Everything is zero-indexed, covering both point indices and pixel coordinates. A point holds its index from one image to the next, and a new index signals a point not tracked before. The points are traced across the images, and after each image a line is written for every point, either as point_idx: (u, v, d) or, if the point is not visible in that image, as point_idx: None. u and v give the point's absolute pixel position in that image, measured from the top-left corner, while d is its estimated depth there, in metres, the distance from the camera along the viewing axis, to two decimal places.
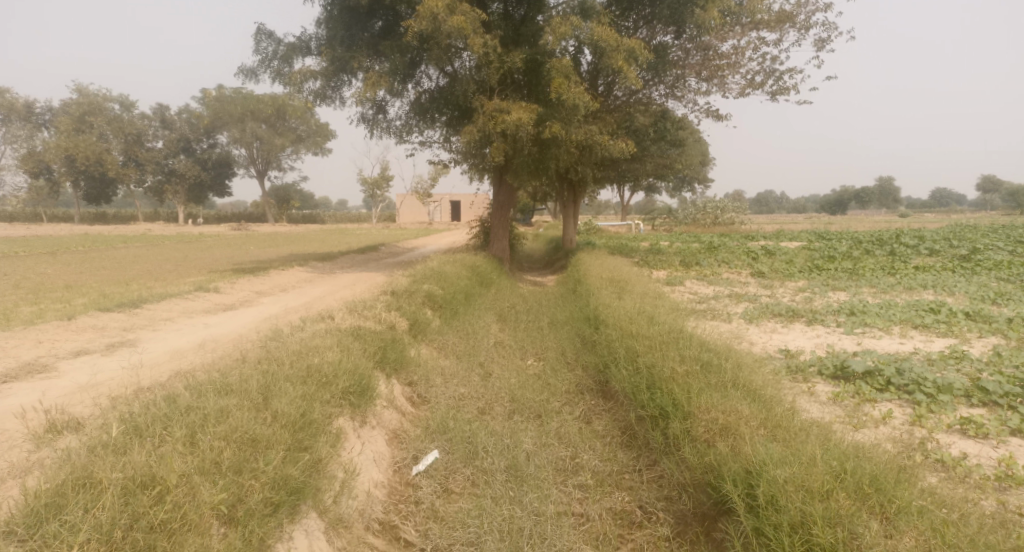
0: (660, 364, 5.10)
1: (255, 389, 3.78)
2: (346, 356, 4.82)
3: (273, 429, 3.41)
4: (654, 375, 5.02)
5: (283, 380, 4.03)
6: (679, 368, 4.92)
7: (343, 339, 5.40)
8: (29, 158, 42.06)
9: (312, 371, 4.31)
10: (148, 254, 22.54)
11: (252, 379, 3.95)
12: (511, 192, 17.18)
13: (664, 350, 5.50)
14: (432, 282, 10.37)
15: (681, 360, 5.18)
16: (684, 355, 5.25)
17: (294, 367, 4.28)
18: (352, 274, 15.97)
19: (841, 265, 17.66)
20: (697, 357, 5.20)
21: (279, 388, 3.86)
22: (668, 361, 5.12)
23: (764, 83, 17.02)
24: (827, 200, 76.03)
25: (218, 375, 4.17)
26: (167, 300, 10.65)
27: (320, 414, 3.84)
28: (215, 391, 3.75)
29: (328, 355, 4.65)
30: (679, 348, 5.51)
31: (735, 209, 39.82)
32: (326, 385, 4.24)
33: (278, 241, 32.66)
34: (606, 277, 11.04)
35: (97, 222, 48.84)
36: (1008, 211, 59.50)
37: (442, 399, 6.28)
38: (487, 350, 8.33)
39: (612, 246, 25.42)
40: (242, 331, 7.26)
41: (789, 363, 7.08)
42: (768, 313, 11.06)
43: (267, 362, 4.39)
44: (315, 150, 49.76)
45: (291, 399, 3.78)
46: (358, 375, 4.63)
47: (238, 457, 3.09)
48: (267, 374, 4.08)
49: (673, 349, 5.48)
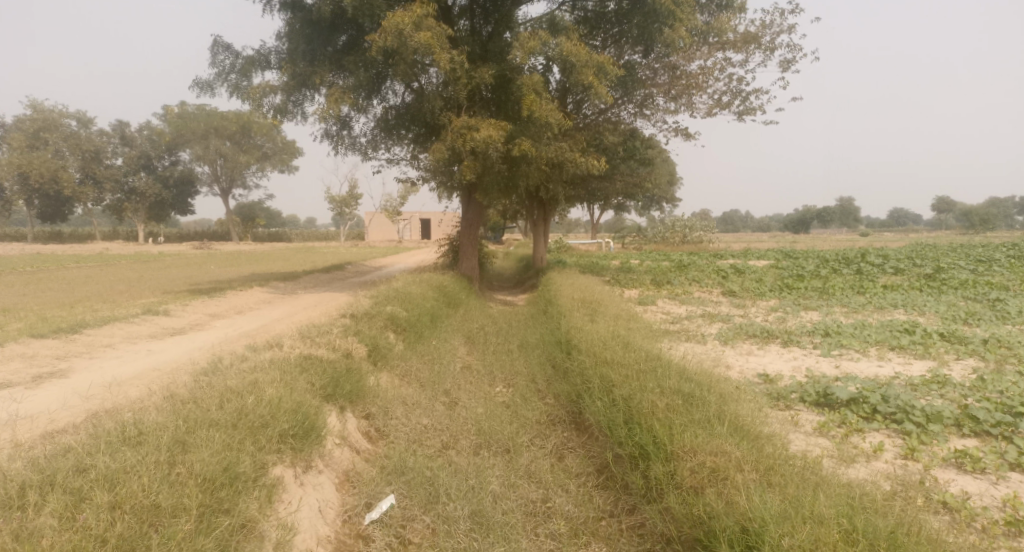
0: (639, 397, 4.71)
1: (170, 437, 3.24)
2: (288, 391, 4.27)
3: (184, 490, 2.87)
4: (633, 408, 4.63)
5: (207, 426, 3.47)
6: (660, 401, 4.53)
7: (288, 372, 4.84)
8: None
9: (245, 411, 3.76)
10: (98, 274, 21.26)
11: (168, 425, 3.39)
12: (481, 210, 16.79)
13: (642, 380, 5.12)
14: (396, 304, 9.81)
15: (661, 390, 4.81)
16: (665, 386, 4.88)
17: (223, 408, 3.73)
18: (316, 295, 15.24)
19: (810, 283, 17.74)
20: (677, 387, 4.84)
21: (198, 437, 3.31)
22: (648, 393, 4.74)
23: (731, 103, 17.17)
24: (791, 219, 77.94)
25: (131, 418, 3.58)
26: (109, 325, 9.80)
27: (250, 465, 3.29)
28: (122, 442, 3.19)
29: (266, 390, 4.10)
30: (658, 378, 5.13)
31: (703, 228, 40.30)
32: (260, 428, 3.69)
33: (242, 260, 31.47)
34: (578, 298, 10.67)
35: (51, 242, 46.69)
36: (961, 230, 61.96)
37: (401, 434, 5.74)
38: (454, 376, 7.81)
39: (583, 265, 25.20)
40: (184, 360, 6.58)
41: (769, 390, 6.80)
42: (743, 334, 10.84)
43: (194, 401, 3.83)
44: (282, 168, 48.76)
45: (212, 450, 3.22)
46: (300, 412, 4.09)
47: (128, 534, 2.54)
48: (191, 417, 3.53)
49: (652, 378, 5.11)
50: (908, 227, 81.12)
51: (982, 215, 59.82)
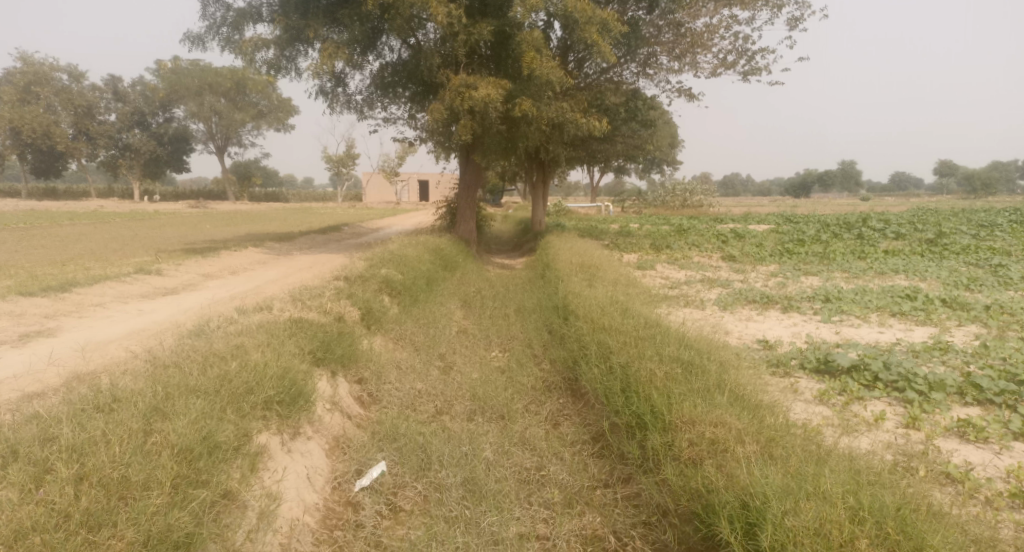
0: (637, 365, 4.59)
1: (147, 404, 3.12)
2: (275, 356, 4.12)
3: (157, 461, 2.75)
4: (630, 376, 4.52)
5: (187, 393, 3.34)
6: (659, 369, 4.42)
7: (276, 337, 4.69)
8: None
9: (228, 378, 3.62)
10: (92, 232, 20.97)
11: (145, 392, 3.26)
12: (479, 171, 16.44)
13: (642, 347, 4.99)
14: (391, 266, 9.62)
15: (661, 358, 4.68)
16: (663, 353, 4.76)
17: (204, 374, 3.59)
18: (312, 256, 15.04)
19: (811, 248, 17.57)
20: (676, 355, 4.71)
21: (177, 405, 3.18)
22: (646, 361, 4.62)
23: (736, 63, 16.62)
24: (793, 183, 77.13)
25: (109, 383, 3.45)
26: (100, 283, 9.61)
27: (230, 434, 3.17)
28: (96, 409, 3.08)
29: (251, 356, 3.96)
30: (656, 345, 5.01)
31: (704, 192, 39.85)
32: (243, 395, 3.55)
33: (238, 219, 31.15)
34: (576, 262, 10.50)
35: (45, 199, 46.06)
36: (963, 196, 61.52)
37: (395, 399, 5.65)
38: (449, 340, 7.69)
39: (582, 228, 24.93)
40: (173, 321, 6.42)
41: (768, 356, 6.71)
42: (742, 299, 10.72)
43: (176, 366, 3.70)
44: (278, 126, 47.81)
45: (190, 419, 3.09)
46: (287, 379, 3.95)
47: (93, 510, 2.43)
48: (170, 383, 3.41)
49: (651, 345, 4.99)
50: (910, 193, 80.42)
51: (984, 181, 59.30)
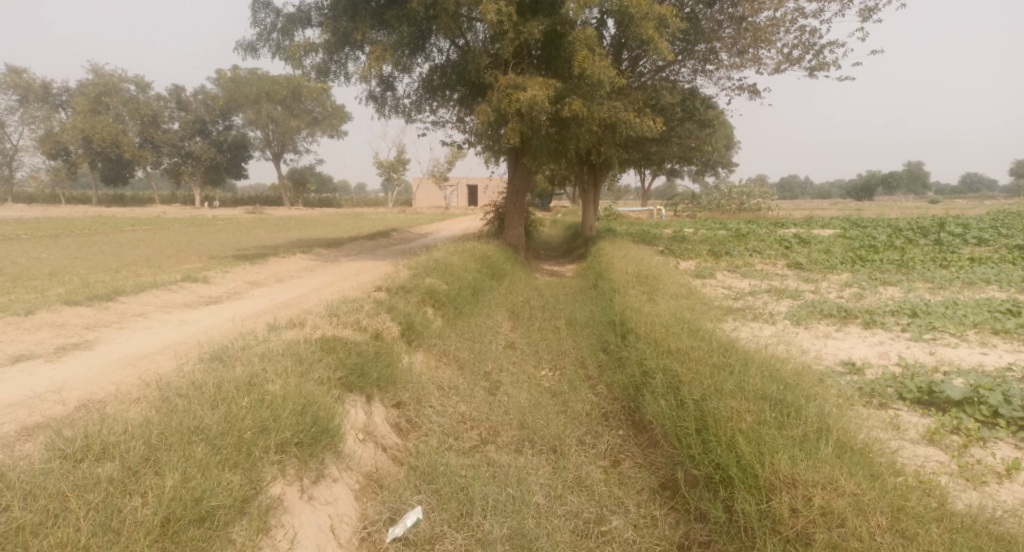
0: (714, 399, 3.91)
1: (135, 456, 2.71)
2: (297, 386, 3.65)
3: (130, 541, 2.34)
4: (707, 414, 3.84)
5: (187, 437, 2.92)
6: (743, 407, 3.71)
7: (304, 362, 4.25)
8: (46, 139, 41.97)
9: (240, 417, 3.17)
10: (151, 238, 21.65)
11: (138, 439, 2.84)
12: (528, 176, 15.91)
13: (719, 376, 4.27)
14: (435, 276, 9.17)
15: (744, 391, 3.96)
16: (745, 385, 4.04)
17: (212, 411, 3.16)
18: (358, 263, 14.87)
19: (886, 255, 16.13)
20: (761, 388, 3.98)
21: (170, 458, 2.75)
22: (727, 395, 3.92)
23: (802, 58, 15.46)
24: (856, 185, 72.98)
25: (107, 422, 3.07)
26: (146, 292, 9.60)
27: (230, 493, 2.72)
28: (82, 460, 2.70)
29: (269, 387, 3.50)
30: (735, 374, 4.29)
31: (762, 194, 37.93)
32: (254, 438, 3.10)
33: (290, 225, 31.65)
34: (631, 271, 9.77)
35: (114, 205, 48.50)
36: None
37: (436, 426, 5.15)
38: (496, 356, 7.15)
39: (633, 233, 23.97)
40: (206, 335, 6.15)
41: (858, 381, 5.83)
42: (817, 313, 9.66)
43: (185, 402, 3.29)
44: (331, 133, 48.86)
45: (182, 477, 2.66)
46: (308, 415, 3.47)
47: None
48: (171, 424, 3.00)
49: (731, 374, 4.28)
50: (988, 194, 74.69)
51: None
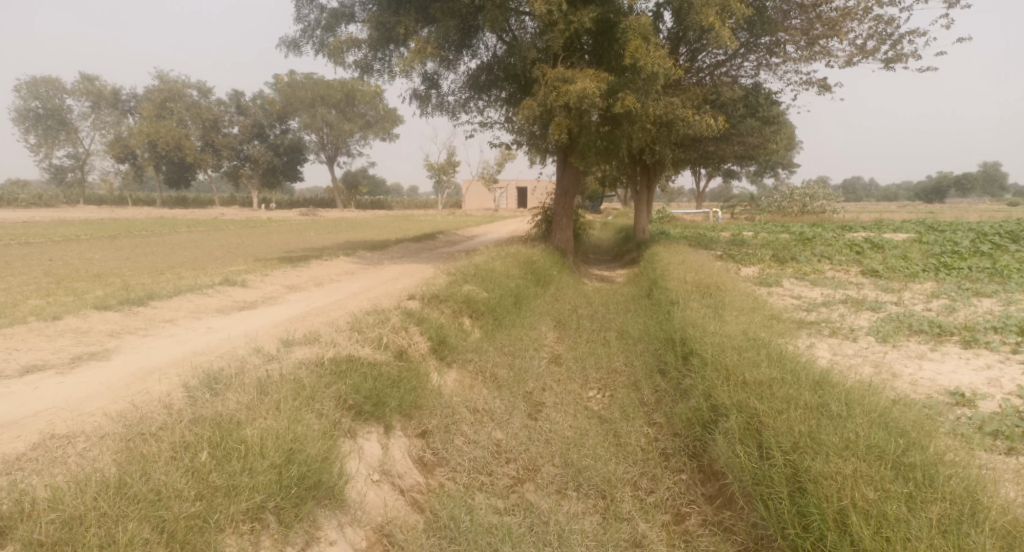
0: (813, 456, 3.03)
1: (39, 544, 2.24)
2: (281, 430, 3.11)
3: None
4: (804, 476, 2.99)
5: (121, 508, 2.42)
6: (855, 469, 2.83)
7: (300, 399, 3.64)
8: (117, 144, 44.32)
9: (200, 479, 2.66)
10: (203, 239, 22.03)
11: (61, 509, 2.37)
12: (577, 176, 15.11)
13: (814, 421, 3.38)
14: (474, 284, 8.50)
15: (848, 443, 3.07)
16: (850, 433, 3.14)
17: (167, 469, 2.66)
18: (398, 267, 14.48)
19: (977, 262, 14.36)
20: (873, 440, 3.06)
21: (89, 537, 2.26)
22: (827, 450, 3.04)
23: (878, 49, 14.00)
24: (926, 186, 68.15)
25: (43, 481, 2.60)
26: (180, 297, 9.41)
27: None
28: None
29: (246, 432, 2.98)
30: (837, 420, 3.36)
31: (828, 196, 35.59)
32: (211, 507, 2.57)
33: (339, 227, 31.91)
34: (690, 280, 8.83)
35: (178, 206, 50.57)
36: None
37: (465, 460, 4.48)
38: (538, 373, 6.41)
39: (689, 237, 22.69)
40: (222, 348, 5.72)
41: (977, 417, 4.54)
42: (903, 328, 8.05)
43: (141, 451, 2.79)
44: (383, 136, 49.43)
45: None
46: (292, 468, 2.92)
47: None
48: (107, 488, 2.50)
49: (830, 418, 3.37)
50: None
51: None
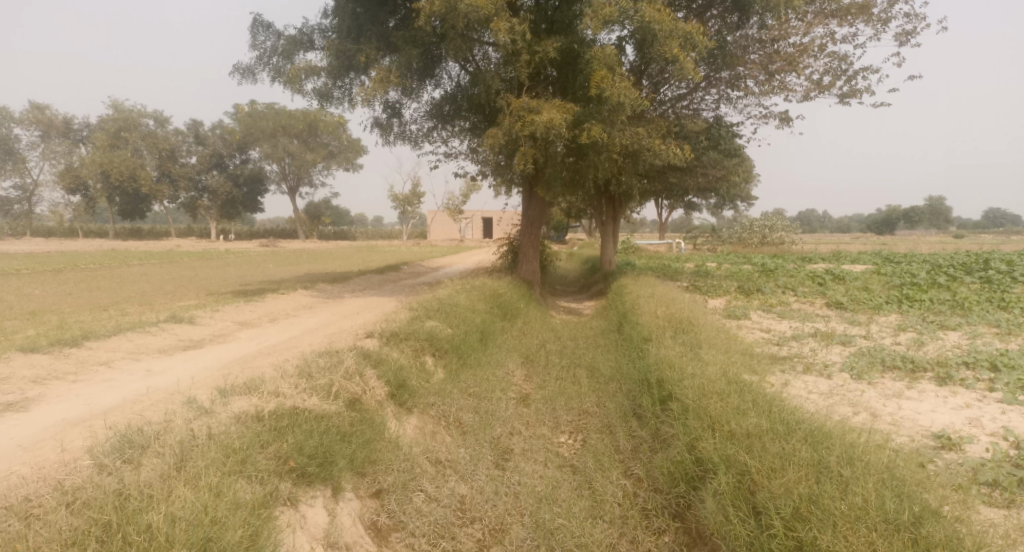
0: (822, 530, 2.71)
1: None
2: (195, 508, 2.69)
3: None
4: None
5: None
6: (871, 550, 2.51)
7: (220, 467, 3.12)
8: (66, 174, 42.54)
9: None
10: (155, 272, 20.98)
11: None
12: (543, 208, 14.92)
13: (818, 483, 3.06)
14: (437, 320, 8.07)
15: (857, 510, 2.76)
16: (859, 498, 2.82)
17: None
18: (360, 301, 13.90)
19: (936, 294, 14.63)
20: (885, 508, 2.77)
21: None
22: (836, 522, 2.72)
23: (833, 85, 14.40)
24: (879, 219, 71.03)
25: None
26: (119, 336, 8.66)
27: None
28: None
29: (149, 517, 2.55)
30: (840, 480, 3.04)
31: (786, 228, 36.58)
32: None
33: (301, 258, 31.06)
34: (662, 315, 8.58)
35: (133, 238, 48.69)
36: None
37: (424, 522, 3.99)
38: (505, 416, 5.97)
39: (655, 269, 22.74)
40: (156, 397, 5.13)
41: (970, 460, 4.30)
42: (876, 364, 7.93)
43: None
44: (348, 167, 48.93)
45: None
46: None
47: None
48: None
49: (834, 479, 3.06)
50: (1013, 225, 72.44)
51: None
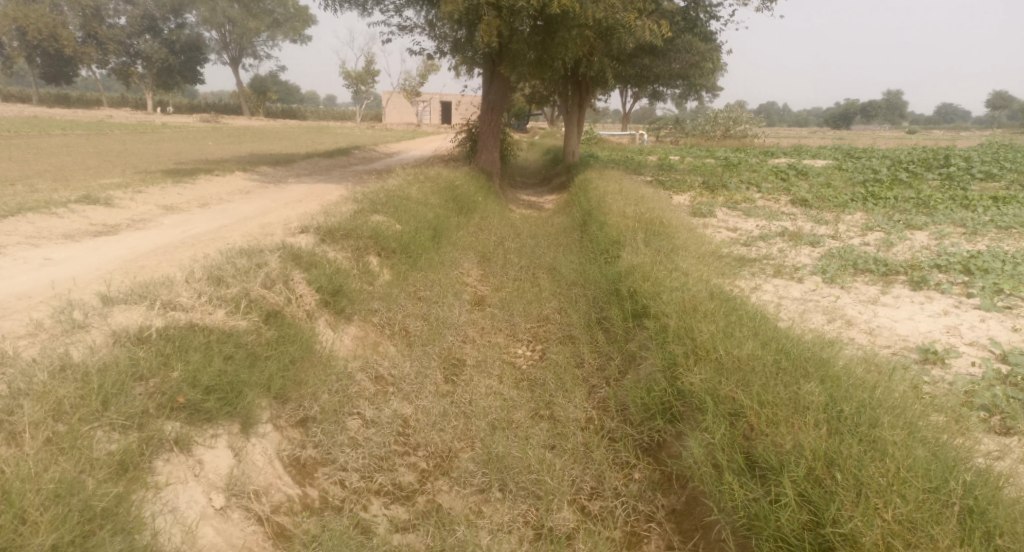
0: (846, 498, 2.26)
1: None
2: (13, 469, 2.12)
3: None
4: (837, 531, 2.22)
5: None
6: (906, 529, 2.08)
7: (71, 417, 2.48)
8: None
9: None
10: (76, 144, 18.70)
11: None
12: (505, 92, 13.55)
13: (831, 436, 2.59)
14: (385, 214, 7.18)
15: (887, 474, 2.30)
16: (887, 458, 2.36)
17: None
18: (305, 187, 12.65)
19: (899, 191, 14.46)
20: (918, 468, 2.33)
21: None
22: (864, 491, 2.26)
23: None
24: (835, 112, 70.55)
25: None
26: (13, 218, 7.41)
27: None
28: None
29: None
30: (859, 431, 2.59)
31: (751, 120, 35.78)
32: None
33: (244, 136, 28.52)
34: (631, 215, 7.93)
35: (55, 105, 43.76)
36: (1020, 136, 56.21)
37: (359, 454, 3.38)
38: (458, 323, 5.35)
39: (620, 160, 21.89)
40: (34, 298, 4.20)
41: (964, 376, 3.93)
42: (848, 267, 7.59)
43: None
44: (294, 37, 44.33)
45: None
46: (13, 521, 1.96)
47: None
48: None
49: (851, 431, 2.60)
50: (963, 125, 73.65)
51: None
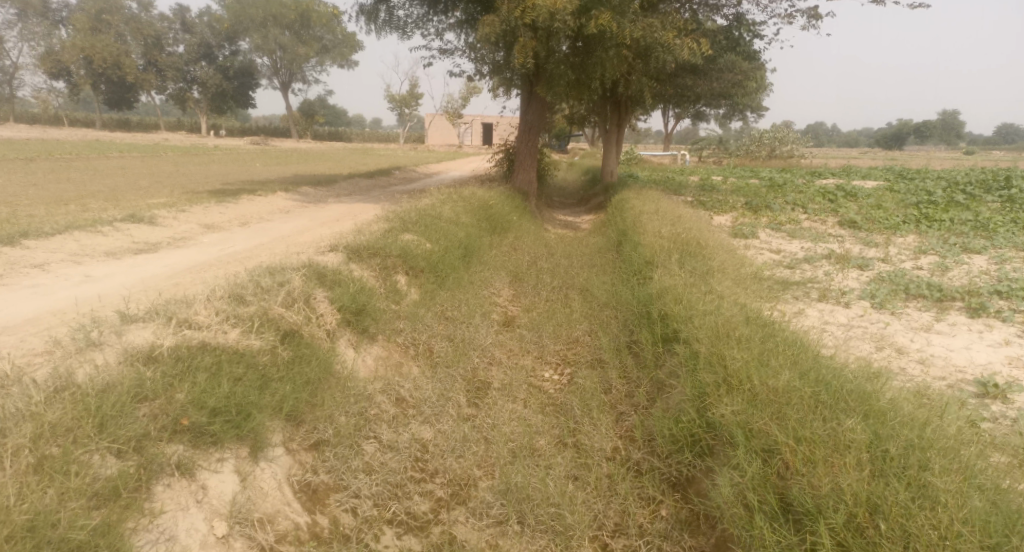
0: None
1: None
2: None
3: None
4: None
5: None
6: None
7: (69, 440, 2.49)
8: (47, 58, 38.95)
9: None
10: (132, 166, 19.57)
11: None
12: (542, 111, 13.53)
13: (875, 479, 2.34)
14: (415, 233, 7.17)
15: (940, 528, 2.05)
16: (940, 508, 2.10)
17: None
18: (342, 206, 12.86)
19: (956, 213, 13.68)
20: (976, 522, 2.06)
21: None
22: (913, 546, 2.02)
23: None
24: (886, 132, 68.12)
25: None
26: (62, 236, 7.70)
27: None
28: None
29: None
30: (908, 474, 2.32)
31: (796, 140, 34.85)
32: None
33: (290, 158, 29.42)
34: (666, 235, 7.68)
35: (117, 130, 46.18)
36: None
37: (371, 481, 3.26)
38: (484, 344, 5.22)
39: (659, 181, 21.56)
40: (66, 315, 4.28)
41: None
42: (898, 291, 7.13)
43: None
44: (341, 63, 45.90)
45: None
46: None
47: None
48: None
49: (898, 474, 2.33)
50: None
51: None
